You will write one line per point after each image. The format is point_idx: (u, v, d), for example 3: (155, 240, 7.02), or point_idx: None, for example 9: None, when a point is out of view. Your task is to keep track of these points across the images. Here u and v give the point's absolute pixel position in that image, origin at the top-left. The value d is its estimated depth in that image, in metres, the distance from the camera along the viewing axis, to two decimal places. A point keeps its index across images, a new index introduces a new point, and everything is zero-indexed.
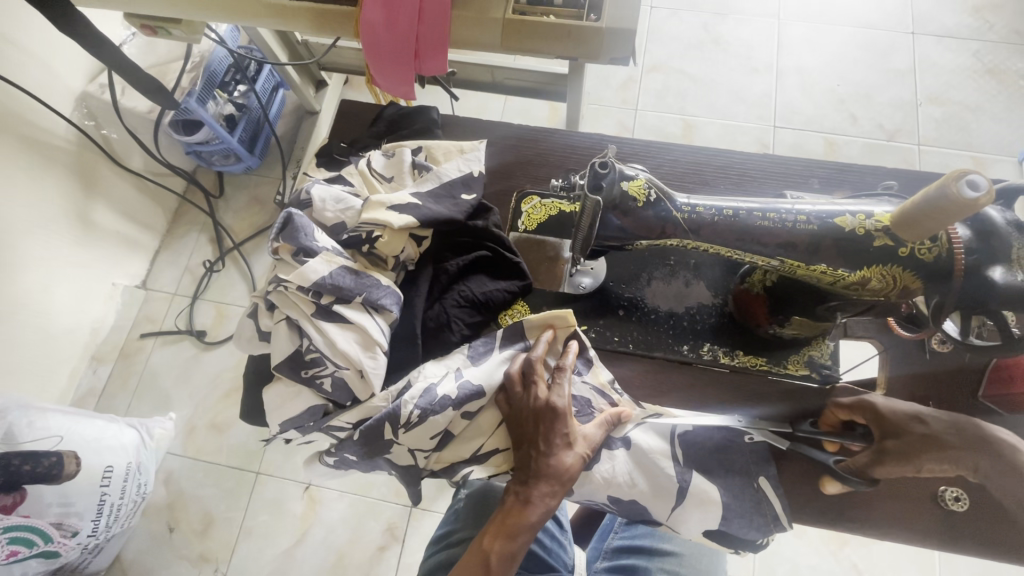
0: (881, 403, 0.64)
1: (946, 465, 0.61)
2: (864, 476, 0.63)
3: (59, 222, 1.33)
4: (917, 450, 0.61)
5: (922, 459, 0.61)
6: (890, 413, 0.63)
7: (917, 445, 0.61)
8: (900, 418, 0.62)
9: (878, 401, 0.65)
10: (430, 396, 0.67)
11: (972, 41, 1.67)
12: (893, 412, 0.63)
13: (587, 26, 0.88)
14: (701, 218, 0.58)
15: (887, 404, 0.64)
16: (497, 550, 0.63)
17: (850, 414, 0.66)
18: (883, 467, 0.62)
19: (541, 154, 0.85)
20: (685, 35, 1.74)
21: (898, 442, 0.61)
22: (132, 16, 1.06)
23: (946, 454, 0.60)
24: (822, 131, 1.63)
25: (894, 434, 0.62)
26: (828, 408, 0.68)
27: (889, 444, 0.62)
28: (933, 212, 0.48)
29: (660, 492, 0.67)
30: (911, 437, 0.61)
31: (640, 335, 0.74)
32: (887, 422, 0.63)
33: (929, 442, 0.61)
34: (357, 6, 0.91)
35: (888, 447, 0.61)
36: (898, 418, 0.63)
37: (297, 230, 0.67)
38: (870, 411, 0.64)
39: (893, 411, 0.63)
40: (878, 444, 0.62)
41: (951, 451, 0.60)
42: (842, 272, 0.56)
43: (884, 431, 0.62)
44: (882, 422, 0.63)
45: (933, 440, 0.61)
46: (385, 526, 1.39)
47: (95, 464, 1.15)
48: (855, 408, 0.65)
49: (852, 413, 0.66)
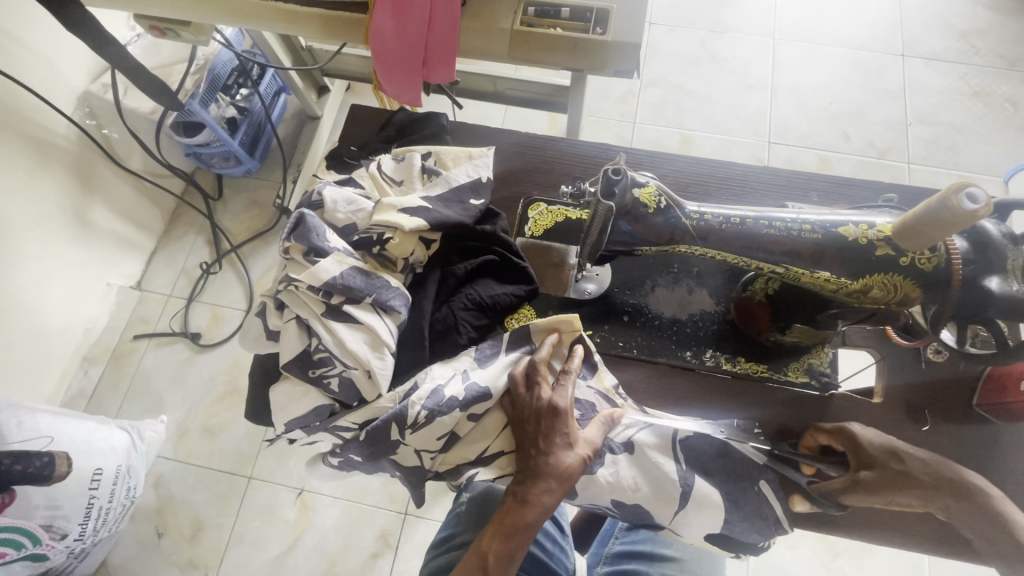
0: (860, 433, 0.65)
1: (914, 500, 0.64)
2: (834, 501, 0.65)
3: (56, 221, 1.32)
4: (890, 484, 0.63)
5: (891, 493, 0.63)
6: (868, 444, 0.65)
7: (887, 479, 0.63)
8: (876, 450, 0.64)
9: (859, 429, 0.66)
10: (437, 397, 0.68)
11: (958, 64, 1.73)
12: (870, 443, 0.65)
13: (593, 39, 0.90)
14: (709, 226, 0.60)
15: (866, 433, 0.65)
16: (494, 549, 0.64)
17: (829, 438, 0.68)
18: (854, 496, 0.64)
19: (547, 161, 0.87)
20: (683, 51, 1.78)
21: (871, 475, 0.64)
22: (142, 17, 1.07)
23: (917, 491, 0.63)
24: (814, 147, 1.67)
25: (869, 466, 0.64)
26: (809, 430, 0.70)
27: (863, 475, 0.64)
28: (932, 223, 0.49)
29: (663, 496, 0.67)
30: (884, 472, 0.64)
31: (643, 341, 0.76)
32: (864, 451, 0.65)
33: (900, 478, 0.63)
34: (367, 14, 0.93)
35: (861, 479, 0.64)
36: (875, 450, 0.64)
37: (308, 231, 0.68)
38: (850, 440, 0.66)
39: (872, 444, 0.65)
40: (853, 474, 0.64)
41: (922, 489, 0.63)
42: (844, 280, 0.58)
43: (861, 462, 0.64)
44: (860, 452, 0.65)
45: (903, 476, 0.63)
46: (378, 534, 1.38)
47: (85, 465, 1.13)
48: (835, 434, 0.67)
49: (831, 438, 0.67)
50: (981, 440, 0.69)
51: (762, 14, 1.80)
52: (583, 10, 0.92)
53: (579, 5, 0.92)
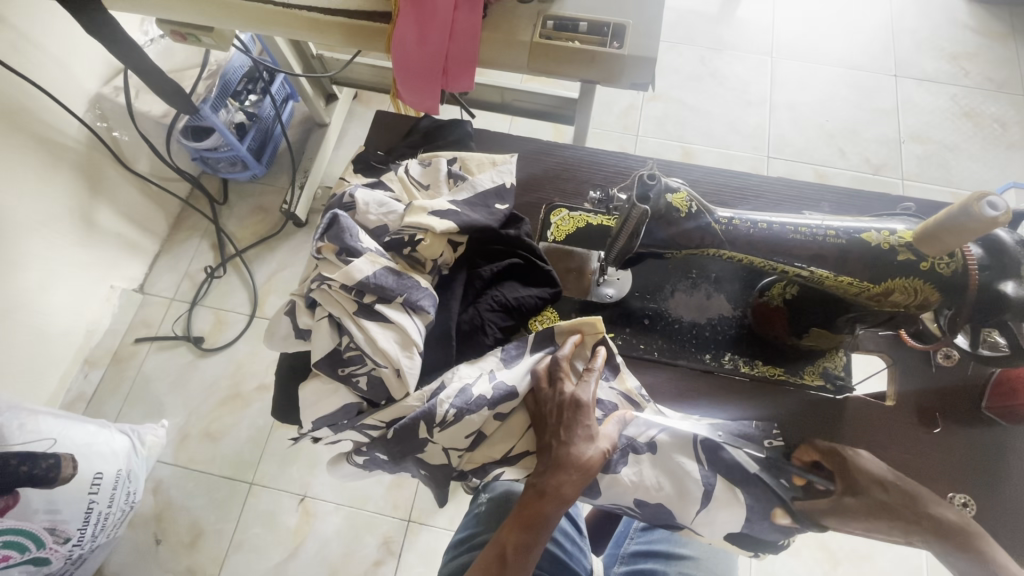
0: (852, 458, 0.69)
1: (897, 532, 0.65)
2: (816, 521, 0.67)
3: (61, 222, 1.32)
4: (870, 512, 0.66)
5: (872, 520, 0.66)
6: (857, 469, 0.68)
7: (869, 506, 0.66)
8: (864, 477, 0.68)
9: (852, 455, 0.70)
10: (466, 396, 0.69)
11: (949, 85, 1.79)
12: (860, 469, 0.68)
13: (611, 53, 0.93)
14: (737, 230, 0.62)
15: (858, 460, 0.69)
16: (513, 539, 0.64)
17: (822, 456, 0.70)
18: (835, 519, 0.66)
19: (567, 169, 0.89)
20: (685, 68, 1.83)
21: (855, 500, 0.67)
22: (164, 22, 1.09)
23: (899, 522, 0.65)
24: (812, 162, 1.71)
25: (854, 491, 0.67)
26: (806, 445, 0.71)
27: (846, 498, 0.67)
28: (953, 229, 0.52)
29: (686, 495, 0.69)
30: (864, 498, 0.67)
31: (664, 344, 0.78)
32: (852, 478, 0.68)
33: (882, 507, 0.66)
34: (390, 23, 0.95)
35: (843, 501, 0.67)
36: (862, 475, 0.68)
37: (342, 231, 0.70)
38: (841, 463, 0.69)
39: (861, 471, 0.68)
40: (838, 495, 0.67)
41: (903, 521, 0.65)
42: (866, 283, 0.60)
43: (848, 486, 0.67)
44: (847, 474, 0.68)
45: (886, 505, 0.66)
46: (381, 541, 1.37)
47: (86, 469, 1.12)
48: (827, 454, 0.70)
49: (824, 458, 0.70)
50: (989, 442, 0.71)
51: (760, 33, 1.86)
52: (600, 25, 0.95)
53: (596, 21, 0.95)
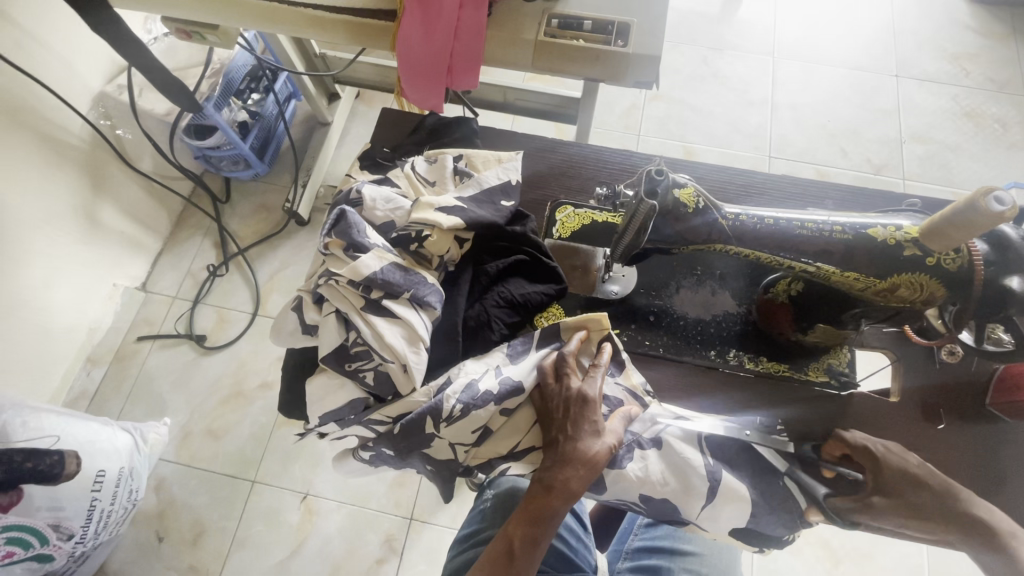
0: (880, 453, 0.67)
1: (926, 528, 0.64)
2: (845, 519, 0.65)
3: (64, 219, 1.32)
4: (898, 508, 0.64)
5: (903, 517, 0.64)
6: (886, 464, 0.66)
7: (898, 503, 0.64)
8: (893, 473, 0.66)
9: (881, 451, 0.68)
10: (473, 391, 0.69)
11: (950, 86, 1.80)
12: (889, 463, 0.66)
13: (615, 51, 0.93)
14: (743, 225, 0.63)
15: (886, 455, 0.67)
16: (521, 533, 0.65)
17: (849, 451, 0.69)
18: (865, 517, 0.64)
19: (572, 166, 0.90)
20: (686, 68, 1.84)
21: (884, 499, 0.64)
22: (170, 20, 1.09)
23: (928, 519, 0.63)
24: (813, 162, 1.72)
25: (884, 488, 0.65)
26: (833, 438, 0.71)
27: (876, 497, 0.64)
28: (960, 225, 0.52)
29: (692, 490, 0.69)
30: (896, 495, 0.64)
31: (669, 340, 0.78)
32: (881, 472, 0.66)
33: (912, 503, 0.64)
34: (395, 21, 0.95)
35: (873, 499, 0.64)
36: (891, 471, 0.66)
37: (349, 227, 0.70)
38: (870, 458, 0.67)
39: (891, 466, 0.66)
40: (867, 493, 0.65)
41: (933, 519, 0.63)
42: (873, 278, 0.61)
43: (878, 483, 0.65)
44: (876, 470, 0.66)
45: (916, 503, 0.64)
46: (383, 539, 1.37)
47: (89, 467, 1.12)
48: (856, 448, 0.69)
49: (851, 452, 0.69)
50: (993, 437, 0.72)
51: (762, 33, 1.87)
52: (604, 24, 0.95)
53: (600, 19, 0.95)
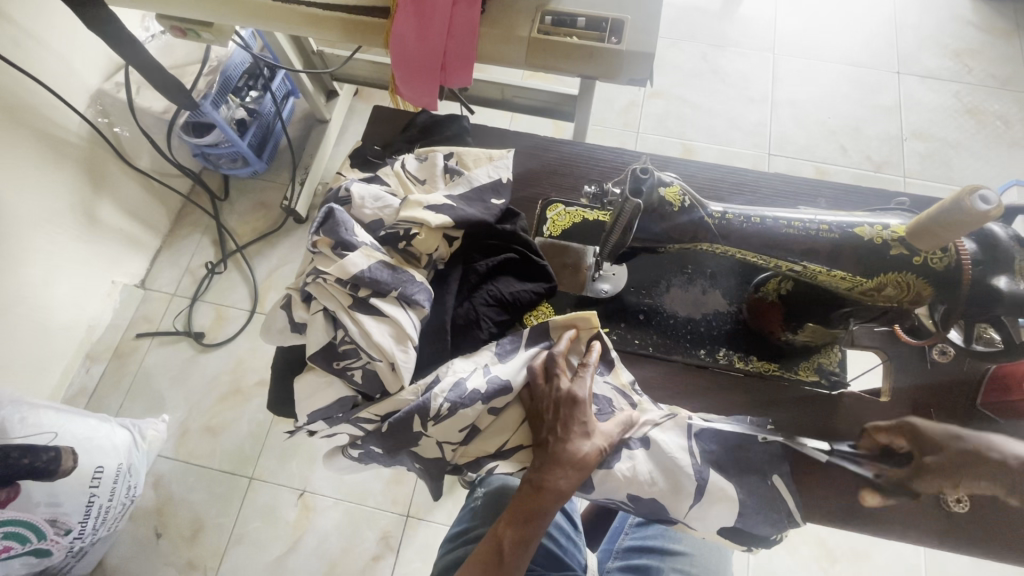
0: (915, 422, 0.69)
1: (984, 481, 0.65)
2: (904, 489, 0.67)
3: (63, 217, 1.32)
4: (957, 463, 0.65)
5: (962, 474, 0.65)
6: (926, 430, 0.68)
7: (953, 460, 0.66)
8: (935, 434, 0.67)
9: (916, 422, 0.69)
10: (460, 390, 0.69)
11: (951, 83, 1.78)
12: (927, 427, 0.68)
13: (608, 48, 0.92)
14: (730, 224, 0.62)
15: (922, 423, 0.69)
16: (511, 534, 0.65)
17: (886, 434, 0.70)
18: (923, 481, 0.67)
19: (564, 164, 0.89)
20: (685, 64, 1.82)
21: (937, 457, 0.66)
22: (165, 17, 1.08)
23: (985, 469, 0.65)
24: (812, 159, 1.71)
25: (932, 449, 0.67)
26: (863, 431, 0.71)
27: (928, 459, 0.66)
28: (946, 224, 0.52)
29: (679, 489, 0.69)
30: (948, 453, 0.66)
31: (659, 339, 0.78)
32: (922, 437, 0.68)
33: (965, 456, 0.65)
34: (389, 18, 0.94)
35: (926, 461, 0.66)
36: (934, 435, 0.67)
37: (337, 225, 0.70)
38: (908, 432, 0.68)
39: (931, 429, 0.68)
40: (918, 459, 0.67)
41: (990, 468, 0.65)
42: (859, 278, 0.60)
43: (924, 448, 0.67)
44: (919, 439, 0.67)
45: (975, 455, 0.65)
46: (379, 536, 1.38)
47: (88, 463, 1.12)
48: (894, 431, 0.69)
49: (888, 433, 0.70)
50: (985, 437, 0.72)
51: (763, 29, 1.85)
52: (599, 20, 0.94)
53: (595, 15, 0.94)
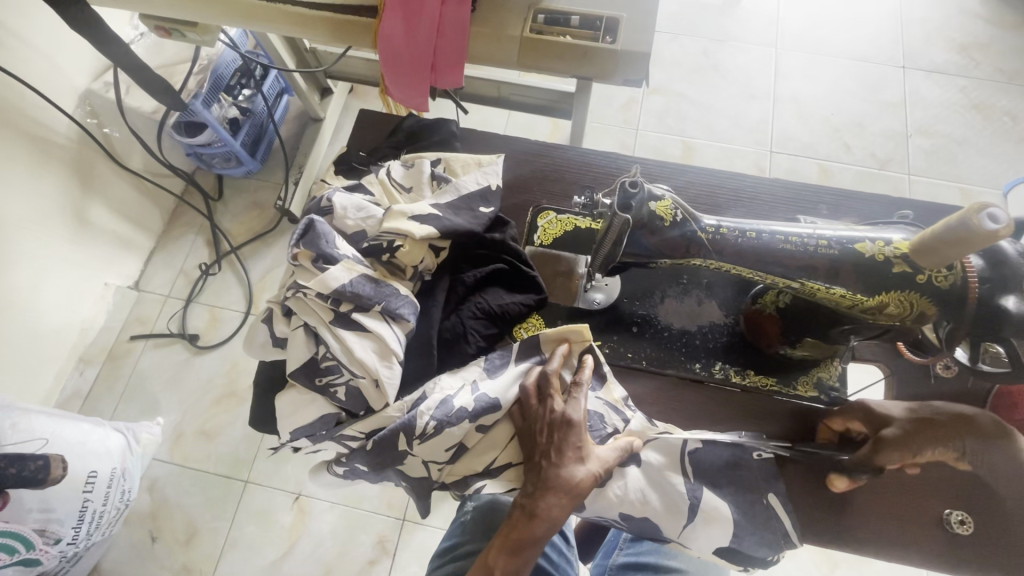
0: (868, 403, 0.70)
1: (942, 447, 0.66)
2: (869, 467, 0.66)
3: (52, 218, 1.30)
4: (912, 433, 0.66)
5: (919, 442, 0.66)
6: (879, 408, 0.68)
7: (908, 430, 0.66)
8: (887, 411, 0.68)
9: (870, 403, 0.70)
10: (447, 408, 0.67)
11: (959, 77, 1.74)
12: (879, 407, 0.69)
13: (603, 48, 0.89)
14: (724, 239, 0.60)
15: (874, 403, 0.70)
16: (501, 563, 0.63)
17: (845, 421, 0.70)
18: (886, 455, 0.65)
19: (556, 169, 0.87)
20: (686, 60, 1.79)
21: (892, 430, 0.66)
22: (148, 17, 1.04)
23: (939, 433, 0.66)
24: (815, 157, 1.67)
25: (886, 424, 0.67)
26: (822, 421, 0.72)
27: (885, 433, 0.66)
28: (953, 242, 0.50)
29: (672, 508, 0.67)
30: (901, 424, 0.66)
31: (653, 352, 0.75)
32: (876, 415, 0.68)
33: (920, 424, 0.66)
34: (376, 17, 0.91)
35: (884, 435, 0.66)
36: (887, 412, 0.68)
37: (318, 237, 0.67)
38: (861, 413, 0.69)
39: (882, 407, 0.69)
40: (875, 435, 0.67)
41: (941, 430, 0.66)
42: (860, 295, 0.58)
43: (878, 423, 0.67)
44: (873, 418, 0.68)
45: (925, 421, 0.66)
46: (375, 540, 1.36)
47: (80, 469, 1.11)
48: (848, 416, 0.70)
49: (845, 420, 0.70)
50: None
51: (765, 23, 1.81)
52: (593, 19, 0.91)
53: (589, 14, 0.91)
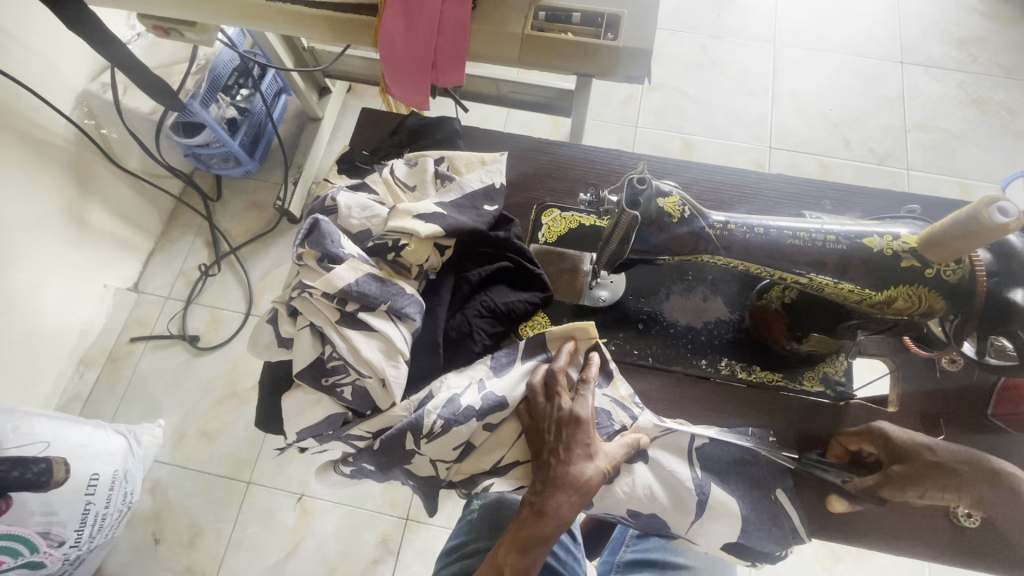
0: (890, 430, 0.67)
1: (951, 492, 0.64)
2: (871, 497, 0.65)
3: (51, 220, 1.29)
4: (924, 475, 0.64)
5: (927, 484, 0.64)
6: (898, 439, 0.66)
7: (921, 471, 0.64)
8: (908, 444, 0.65)
9: (888, 428, 0.67)
10: (454, 407, 0.67)
11: (957, 72, 1.74)
12: (899, 437, 0.66)
13: (604, 45, 0.89)
14: (732, 235, 0.60)
15: (894, 430, 0.67)
16: (510, 561, 0.62)
17: (858, 442, 0.69)
18: (891, 489, 0.64)
19: (560, 167, 0.86)
20: (685, 57, 1.78)
21: (903, 467, 0.64)
22: (146, 16, 1.03)
23: (947, 481, 0.64)
24: (814, 153, 1.67)
25: (900, 459, 0.65)
26: (835, 437, 0.71)
27: (896, 467, 0.64)
28: (962, 236, 0.50)
29: (681, 504, 0.68)
30: (916, 464, 0.64)
31: (659, 349, 0.75)
32: (895, 446, 0.66)
33: (935, 469, 0.64)
34: (377, 15, 0.90)
35: (895, 471, 0.64)
36: (905, 444, 0.66)
37: (323, 237, 0.67)
38: (879, 438, 0.67)
39: (902, 438, 0.66)
40: (886, 467, 0.65)
41: (956, 478, 0.64)
42: (868, 290, 0.58)
43: (894, 454, 0.65)
44: (890, 449, 0.66)
45: (939, 466, 0.64)
46: (379, 539, 1.36)
47: (82, 471, 1.10)
48: (864, 437, 0.68)
49: (860, 441, 0.68)
50: (997, 447, 0.70)
51: (763, 19, 1.81)
52: (595, 16, 0.91)
53: (591, 11, 0.90)
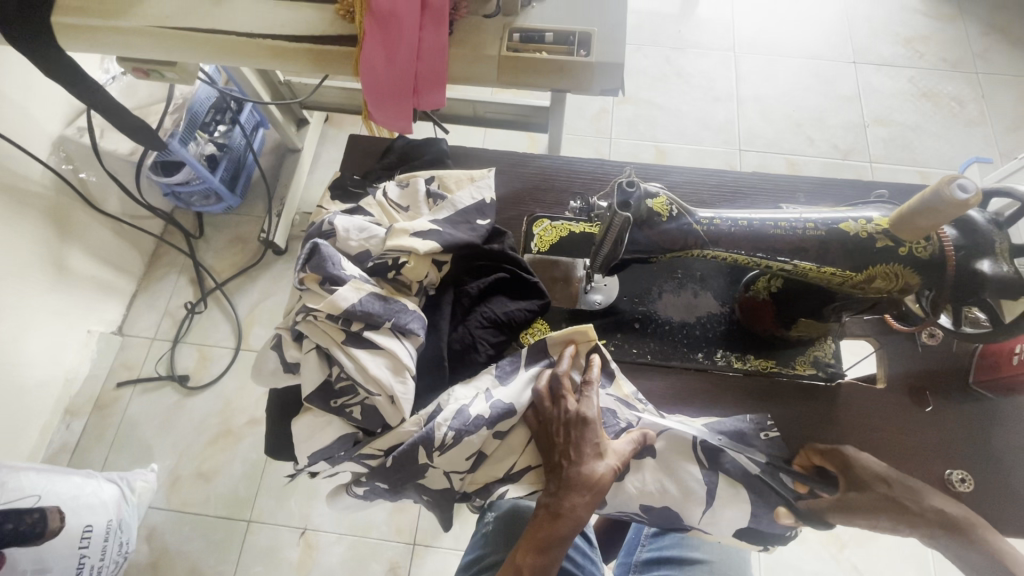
0: (852, 454, 0.69)
1: (902, 527, 0.66)
2: (821, 519, 0.67)
3: (31, 268, 1.28)
4: (876, 506, 0.66)
5: (878, 516, 0.66)
6: (858, 467, 0.68)
7: (873, 502, 0.66)
8: (865, 474, 0.68)
9: (850, 452, 0.70)
10: (464, 417, 0.68)
11: (906, 69, 1.85)
12: (859, 465, 0.68)
13: (578, 62, 0.93)
14: (719, 229, 0.63)
15: (857, 456, 0.69)
16: (529, 563, 0.63)
17: (823, 458, 0.71)
18: (840, 515, 0.66)
19: (546, 179, 0.90)
20: (651, 69, 1.86)
21: (858, 496, 0.66)
22: (125, 60, 1.04)
23: (900, 513, 0.65)
24: (782, 152, 1.75)
25: (857, 488, 0.67)
26: (805, 448, 0.73)
27: (851, 495, 0.67)
28: (928, 212, 0.54)
29: (691, 496, 0.70)
30: (870, 495, 0.66)
31: (656, 346, 0.78)
32: (853, 473, 0.68)
33: (887, 501, 0.66)
34: (356, 45, 0.91)
35: (848, 499, 0.66)
36: (864, 473, 0.68)
37: (324, 260, 0.69)
38: (841, 460, 0.70)
39: (861, 466, 0.68)
40: (841, 493, 0.67)
41: (908, 514, 0.65)
42: (847, 272, 0.62)
43: (853, 482, 0.68)
44: (849, 473, 0.68)
45: (891, 500, 0.66)
46: (387, 567, 1.34)
47: (75, 523, 1.07)
48: (827, 456, 0.71)
49: (824, 459, 0.71)
50: (982, 415, 0.74)
51: (722, 30, 1.90)
52: (566, 35, 0.95)
53: (562, 30, 0.95)
